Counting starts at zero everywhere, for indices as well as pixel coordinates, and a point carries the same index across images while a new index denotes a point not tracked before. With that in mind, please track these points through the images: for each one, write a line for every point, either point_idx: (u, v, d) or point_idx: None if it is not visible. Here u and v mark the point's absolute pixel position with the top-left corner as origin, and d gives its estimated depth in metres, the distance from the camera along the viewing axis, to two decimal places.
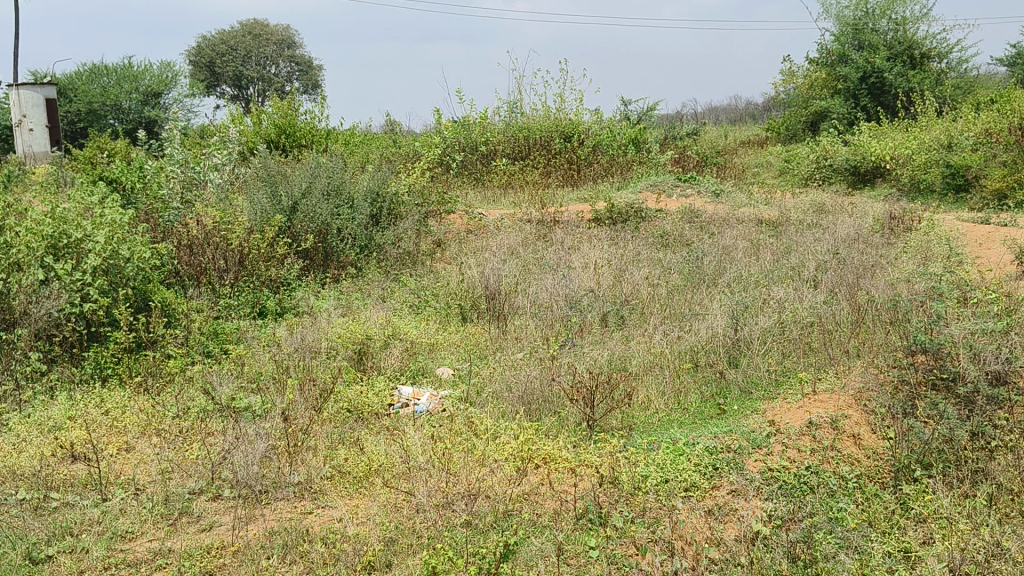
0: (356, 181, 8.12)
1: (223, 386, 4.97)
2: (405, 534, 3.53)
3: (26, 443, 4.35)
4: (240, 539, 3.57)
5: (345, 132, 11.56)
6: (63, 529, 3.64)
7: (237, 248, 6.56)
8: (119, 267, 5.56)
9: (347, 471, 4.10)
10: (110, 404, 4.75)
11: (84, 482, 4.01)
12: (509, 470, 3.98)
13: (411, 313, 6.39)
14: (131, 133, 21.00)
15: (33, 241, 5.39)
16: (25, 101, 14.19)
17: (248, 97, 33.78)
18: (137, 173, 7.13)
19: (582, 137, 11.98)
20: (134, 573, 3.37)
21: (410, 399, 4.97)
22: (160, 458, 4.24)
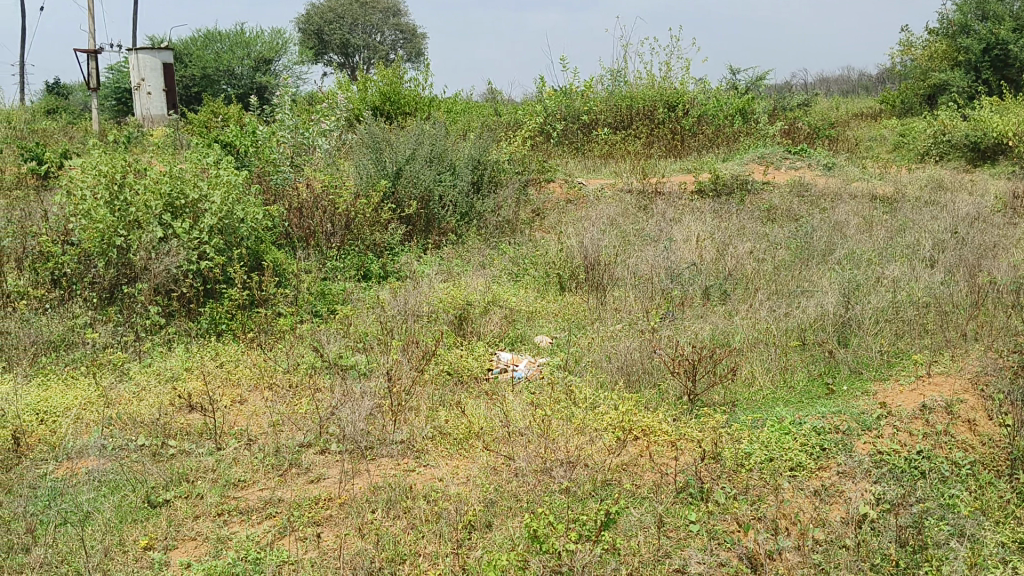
0: (459, 148, 8.13)
1: (331, 345, 5.11)
2: (504, 496, 3.55)
3: (146, 391, 4.57)
4: (346, 493, 3.66)
5: (448, 100, 11.64)
6: (180, 475, 3.80)
7: (344, 212, 6.69)
8: (234, 227, 5.79)
9: (448, 432, 4.15)
10: (225, 358, 4.97)
11: (199, 432, 4.18)
12: (609, 439, 3.95)
13: (510, 281, 6.41)
14: (244, 98, 21.60)
15: (153, 199, 5.59)
16: (144, 65, 14.71)
17: (354, 65, 34.33)
18: (250, 137, 7.32)
19: (687, 107, 11.75)
20: (246, 521, 3.51)
21: (508, 365, 5.00)
22: (270, 412, 4.39)
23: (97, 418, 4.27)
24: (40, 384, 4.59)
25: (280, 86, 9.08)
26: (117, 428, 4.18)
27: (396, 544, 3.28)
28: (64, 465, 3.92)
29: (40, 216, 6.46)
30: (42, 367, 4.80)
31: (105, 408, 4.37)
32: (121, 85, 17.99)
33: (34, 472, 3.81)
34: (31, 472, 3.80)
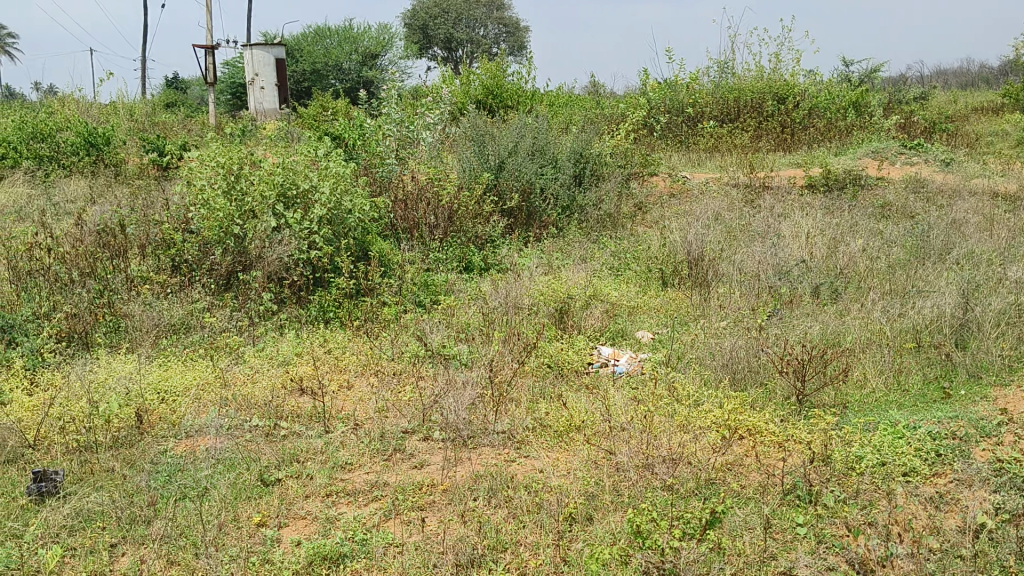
0: (562, 141, 8.12)
1: (435, 334, 5.19)
2: (606, 491, 3.55)
3: (260, 373, 4.75)
4: (448, 480, 3.73)
5: (551, 94, 11.65)
6: (291, 456, 3.94)
7: (447, 204, 6.78)
8: (342, 217, 5.96)
9: (549, 424, 4.16)
10: (333, 344, 5.12)
11: (309, 415, 4.33)
12: (714, 438, 3.90)
13: (612, 275, 6.39)
14: (351, 92, 22.11)
15: (267, 189, 5.83)
16: (258, 61, 15.22)
17: (457, 60, 34.71)
18: (357, 131, 7.50)
19: (797, 100, 11.45)
20: (352, 502, 3.61)
21: (609, 359, 4.97)
22: (377, 398, 4.50)
23: (213, 399, 4.46)
24: (161, 365, 4.81)
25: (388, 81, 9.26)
26: (232, 408, 4.35)
27: (498, 533, 3.31)
28: (183, 442, 4.10)
29: (161, 205, 6.77)
30: (163, 349, 5.04)
31: (221, 390, 4.57)
32: (235, 80, 18.70)
33: (156, 448, 4.00)
34: (152, 448, 3.99)
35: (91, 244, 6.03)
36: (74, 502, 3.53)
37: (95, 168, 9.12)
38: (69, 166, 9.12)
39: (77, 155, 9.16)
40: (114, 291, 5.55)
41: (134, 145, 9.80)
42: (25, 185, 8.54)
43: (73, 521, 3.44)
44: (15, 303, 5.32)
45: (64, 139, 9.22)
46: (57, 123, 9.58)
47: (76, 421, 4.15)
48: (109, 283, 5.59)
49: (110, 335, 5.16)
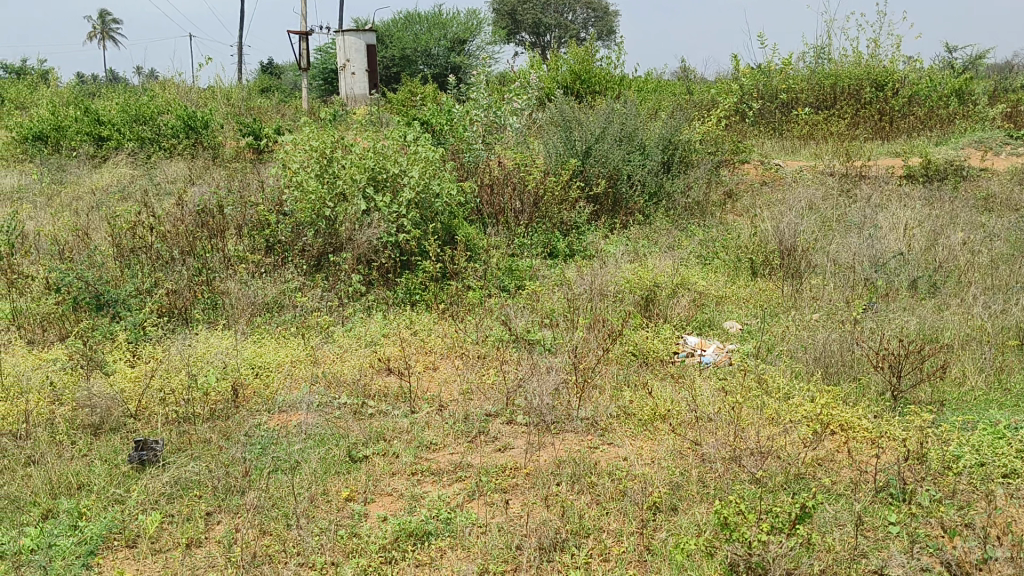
0: (650, 127, 8.03)
1: (519, 319, 5.22)
2: (691, 481, 3.52)
3: (349, 353, 4.86)
4: (532, 464, 3.75)
5: (640, 79, 11.53)
6: (378, 434, 4.03)
7: (533, 190, 6.80)
8: (430, 202, 6.03)
9: (632, 413, 4.14)
10: (419, 326, 5.20)
11: (396, 395, 4.42)
12: (805, 432, 3.83)
13: (699, 264, 6.31)
14: (440, 77, 22.27)
15: (358, 173, 5.95)
16: (349, 47, 15.47)
17: (545, 45, 34.62)
18: (446, 116, 7.55)
19: (896, 86, 11.06)
20: (437, 482, 3.67)
21: (695, 349, 4.91)
22: (462, 380, 4.56)
23: (305, 376, 4.59)
24: (255, 342, 4.97)
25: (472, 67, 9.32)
26: (322, 385, 4.48)
27: (581, 518, 3.32)
28: (276, 417, 4.23)
29: (256, 187, 6.96)
30: (257, 326, 5.19)
31: (311, 367, 4.69)
32: (327, 66, 19.08)
33: (250, 422, 4.13)
34: (247, 422, 4.12)
35: (191, 224, 6.25)
36: (173, 471, 3.67)
37: (194, 150, 9.42)
38: (170, 148, 9.45)
39: (177, 137, 9.48)
40: (211, 269, 5.74)
41: (231, 128, 10.09)
42: (129, 166, 8.89)
43: (172, 489, 3.57)
44: (118, 278, 5.54)
45: (165, 122, 9.56)
46: (159, 106, 9.93)
47: (176, 394, 4.32)
48: (207, 262, 5.79)
49: (207, 312, 5.34)
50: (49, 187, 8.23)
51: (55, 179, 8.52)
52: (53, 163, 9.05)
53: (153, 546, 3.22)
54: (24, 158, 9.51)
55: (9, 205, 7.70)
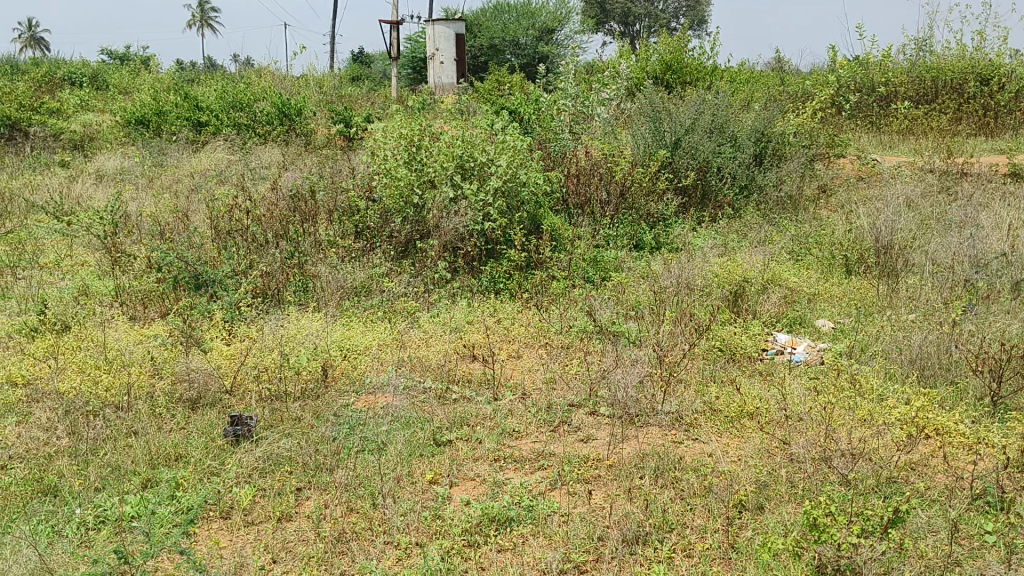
0: (742, 118, 7.88)
1: (604, 311, 5.21)
2: (779, 481, 3.46)
3: (434, 338, 4.94)
4: (615, 456, 3.75)
5: (732, 70, 11.33)
6: (461, 419, 4.08)
7: (620, 180, 6.76)
8: (517, 190, 6.05)
9: (719, 409, 4.09)
10: (503, 315, 5.24)
11: (480, 381, 4.47)
12: (898, 434, 3.74)
13: (791, 260, 6.18)
14: (527, 67, 22.30)
15: (446, 161, 6.01)
16: (439, 36, 15.61)
17: (634, 35, 34.29)
18: (533, 105, 7.56)
19: (1004, 79, 10.58)
20: (519, 469, 3.70)
21: (785, 347, 4.82)
22: (546, 369, 4.57)
23: (391, 359, 4.68)
24: (344, 324, 5.08)
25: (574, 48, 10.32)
26: (408, 369, 4.56)
27: (665, 512, 3.30)
28: (363, 398, 4.32)
29: (347, 172, 7.10)
30: (346, 309, 5.30)
31: (398, 351, 4.78)
32: (416, 54, 19.32)
33: (338, 402, 4.24)
34: (336, 402, 4.23)
35: (284, 208, 6.41)
36: (265, 446, 3.78)
37: (288, 137, 9.65)
38: (264, 135, 9.71)
39: (272, 124, 9.74)
40: (303, 253, 5.88)
41: (323, 115, 10.30)
42: (225, 151, 9.17)
43: (264, 463, 3.69)
44: (215, 259, 5.73)
45: (260, 109, 9.83)
46: (255, 94, 10.21)
47: (269, 372, 4.46)
48: (299, 245, 5.93)
49: (298, 294, 5.49)
50: (151, 169, 8.56)
51: (156, 163, 8.85)
52: (155, 146, 9.39)
53: (245, 518, 3.34)
54: (128, 142, 9.89)
55: (113, 186, 8.02)
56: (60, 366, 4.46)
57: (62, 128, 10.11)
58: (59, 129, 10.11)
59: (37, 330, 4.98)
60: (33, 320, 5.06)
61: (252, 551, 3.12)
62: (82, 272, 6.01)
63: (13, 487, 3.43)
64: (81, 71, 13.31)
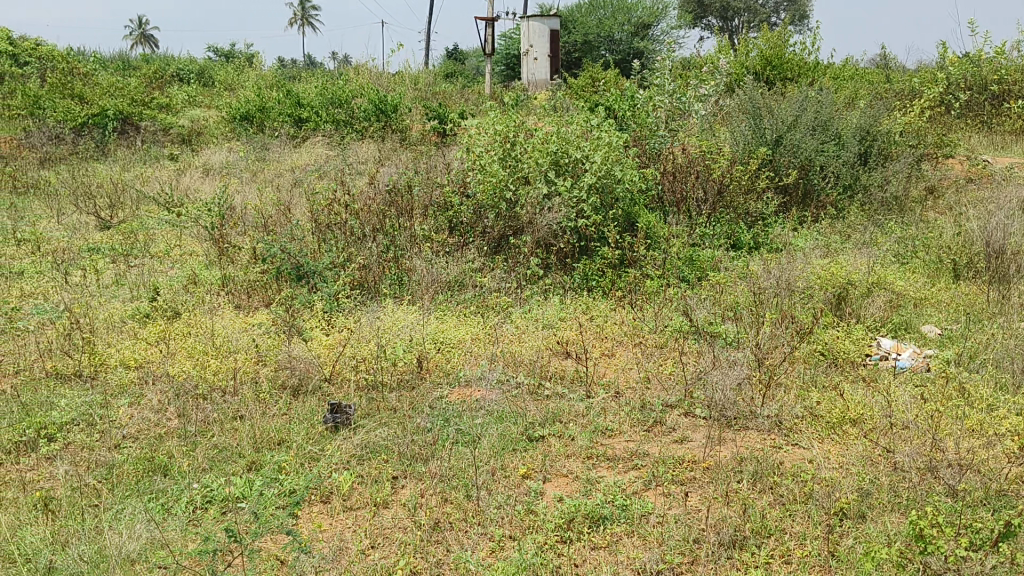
0: (846, 116, 7.66)
1: (701, 311, 5.14)
2: (881, 490, 3.35)
3: (527, 334, 4.95)
4: (711, 458, 3.69)
5: (835, 67, 11.03)
6: (554, 415, 4.08)
7: (718, 178, 6.66)
8: (612, 187, 6.02)
9: (821, 414, 3.99)
10: (596, 313, 5.23)
11: (573, 378, 4.46)
12: (1011, 446, 3.58)
13: (896, 263, 5.98)
14: (622, 63, 22.16)
15: (541, 157, 6.03)
16: (533, 32, 15.69)
17: (732, 30, 33.66)
18: (629, 101, 7.51)
19: None
20: (613, 468, 3.67)
21: (889, 353, 4.66)
22: (640, 368, 4.54)
23: (485, 354, 4.71)
24: (439, 318, 5.15)
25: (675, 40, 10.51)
26: (502, 364, 4.59)
27: (763, 517, 3.24)
28: (457, 391, 4.37)
29: (443, 168, 7.19)
30: (440, 303, 5.37)
31: (491, 346, 4.82)
32: (511, 50, 19.43)
33: (433, 394, 4.29)
34: (431, 394, 4.29)
35: (382, 202, 6.53)
36: (363, 435, 3.87)
37: (384, 133, 9.84)
38: (362, 131, 9.91)
39: (369, 120, 9.94)
40: (399, 247, 5.98)
41: (419, 111, 10.46)
42: (324, 146, 9.39)
43: (362, 451, 3.77)
44: (315, 251, 5.88)
45: (358, 105, 10.04)
46: (354, 91, 10.44)
47: (366, 362, 4.56)
48: (395, 239, 6.03)
49: (394, 287, 5.58)
50: (254, 164, 8.83)
51: (259, 157, 9.13)
52: (258, 141, 9.69)
53: (344, 504, 3.41)
54: (232, 137, 10.23)
55: (219, 180, 8.31)
56: (170, 351, 4.64)
57: (171, 123, 10.53)
58: (169, 124, 10.53)
59: (149, 316, 5.20)
60: (146, 307, 5.29)
61: (352, 536, 3.19)
62: (190, 262, 6.24)
63: (127, 465, 3.59)
64: (189, 68, 13.82)
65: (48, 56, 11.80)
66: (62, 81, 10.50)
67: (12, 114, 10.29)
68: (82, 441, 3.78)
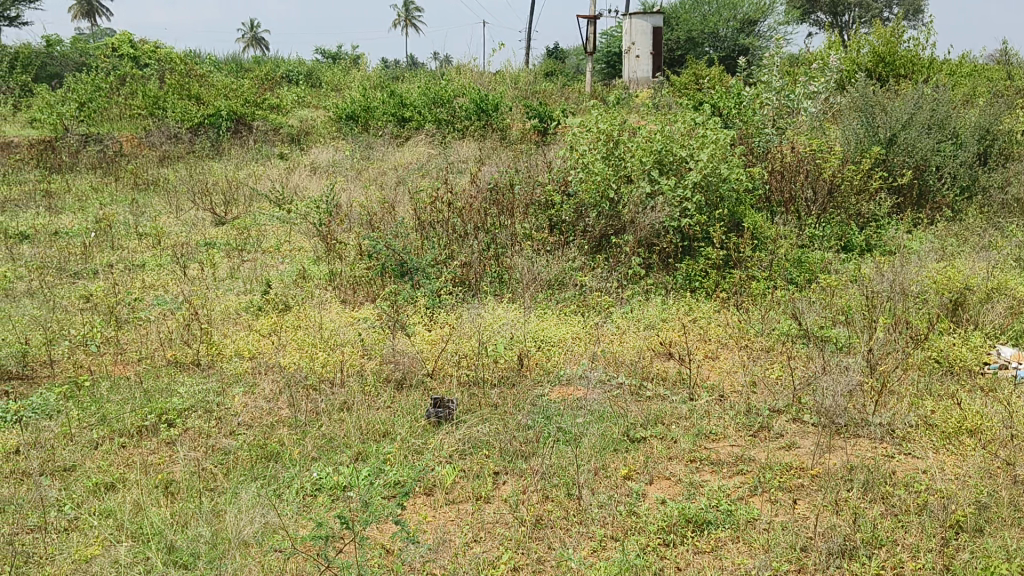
0: (965, 114, 7.35)
1: (810, 314, 5.02)
2: (1001, 504, 3.21)
3: (629, 334, 4.93)
4: (819, 466, 3.60)
5: (953, 63, 10.60)
6: (656, 417, 4.05)
7: (828, 178, 6.50)
8: (717, 187, 5.91)
9: (936, 424, 3.84)
10: (699, 314, 5.16)
11: (675, 380, 4.42)
12: None
13: (1017, 267, 5.70)
14: (727, 60, 21.83)
15: (645, 156, 6.01)
16: (635, 30, 15.58)
17: (842, 25, 32.69)
18: (735, 99, 7.38)
19: None
20: (717, 472, 3.62)
21: (1009, 361, 4.45)
22: (746, 372, 4.46)
23: (587, 353, 4.71)
24: (540, 316, 5.17)
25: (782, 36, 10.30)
26: (604, 363, 4.57)
27: (874, 528, 3.14)
28: (558, 389, 4.38)
29: (545, 167, 7.21)
30: (541, 301, 5.39)
31: (592, 345, 4.81)
32: (612, 49, 19.41)
33: (535, 392, 4.31)
34: (533, 391, 4.31)
35: (484, 199, 6.59)
36: (465, 430, 3.91)
37: (485, 132, 9.98)
38: (464, 130, 10.04)
39: (470, 119, 10.12)
40: (500, 245, 6.03)
41: (520, 110, 10.54)
42: (427, 145, 9.55)
43: (464, 446, 3.82)
44: (418, 247, 5.98)
45: (460, 105, 10.19)
46: (457, 90, 10.59)
47: (468, 358, 4.62)
48: (496, 237, 6.08)
49: (494, 285, 5.63)
50: (360, 162, 9.05)
51: (364, 156, 9.34)
52: (363, 140, 9.92)
53: (447, 497, 3.47)
54: (338, 136, 10.50)
55: (326, 178, 8.54)
56: (282, 344, 4.81)
57: (281, 123, 10.92)
58: (279, 124, 10.89)
59: (261, 309, 5.38)
60: (258, 300, 5.48)
61: (455, 529, 3.23)
62: (299, 257, 6.44)
63: (242, 451, 3.73)
64: (298, 69, 14.25)
65: (167, 58, 12.35)
66: (180, 81, 10.96)
67: (133, 113, 10.79)
68: (200, 427, 3.94)
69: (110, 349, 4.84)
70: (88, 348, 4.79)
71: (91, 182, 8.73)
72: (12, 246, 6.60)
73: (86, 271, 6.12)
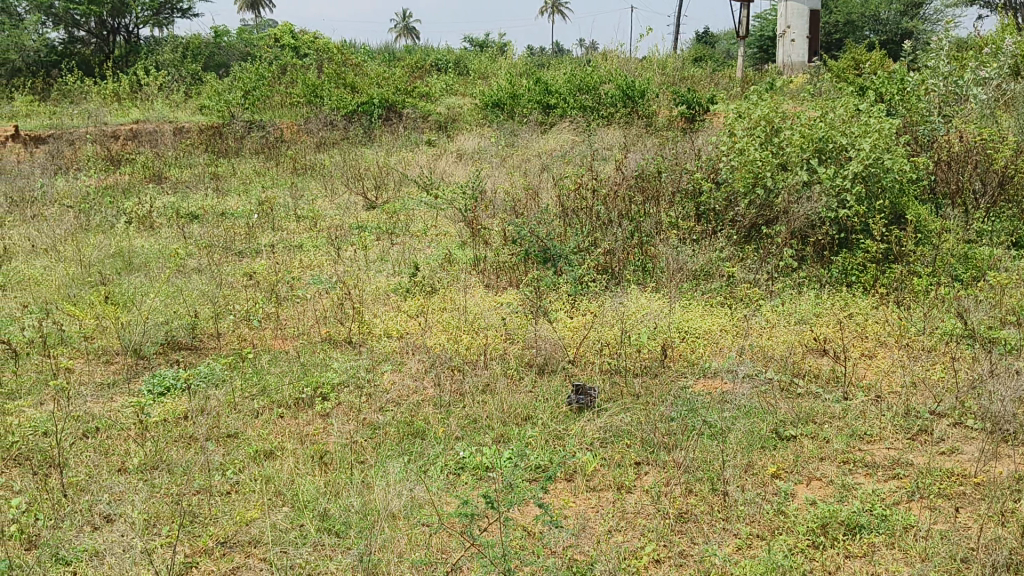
0: None
1: (977, 313, 4.72)
2: None
3: (778, 328, 4.78)
4: (984, 474, 3.38)
5: None
6: (807, 415, 3.91)
7: (1000, 169, 6.09)
8: (878, 176, 5.64)
9: None
10: (855, 310, 4.95)
11: (828, 378, 4.25)
12: None
13: None
14: (888, 44, 20.85)
15: (802, 144, 5.79)
16: (791, 13, 15.06)
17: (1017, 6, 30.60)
18: (899, 85, 7.02)
19: None
20: (872, 475, 3.46)
21: None
22: (906, 372, 4.24)
23: (734, 345, 4.60)
24: (685, 306, 5.08)
25: (951, 18, 9.72)
26: (752, 357, 4.46)
27: None
28: (703, 381, 4.30)
29: (692, 154, 7.07)
30: (686, 291, 5.30)
31: (740, 338, 4.69)
32: (765, 33, 18.94)
33: (679, 383, 4.26)
34: (676, 382, 4.26)
35: (629, 186, 6.52)
36: (606, 417, 3.90)
37: (630, 119, 9.92)
38: (609, 116, 10.01)
39: (615, 106, 10.07)
40: (645, 233, 5.96)
41: (667, 97, 10.40)
42: (571, 132, 9.57)
43: (605, 434, 3.81)
44: (562, 234, 5.99)
45: (606, 92, 10.18)
46: (603, 77, 10.54)
47: (611, 346, 4.61)
48: (641, 224, 6.01)
49: (638, 273, 5.59)
50: (504, 149, 9.15)
51: (509, 142, 9.45)
52: (509, 127, 10.03)
53: (588, 483, 3.47)
54: (484, 122, 10.65)
55: (472, 164, 8.69)
56: (429, 324, 4.93)
57: (430, 110, 11.19)
58: (427, 111, 11.16)
59: (409, 291, 5.54)
60: (407, 282, 5.65)
61: (596, 517, 3.23)
62: (445, 241, 6.59)
63: (391, 427, 3.85)
64: (446, 57, 14.55)
65: (324, 48, 12.86)
66: (336, 71, 11.41)
67: (292, 101, 11.29)
68: (352, 402, 4.09)
69: (271, 324, 5.10)
70: (251, 323, 5.07)
71: (254, 166, 9.20)
72: (183, 226, 7.05)
73: (249, 251, 6.48)
